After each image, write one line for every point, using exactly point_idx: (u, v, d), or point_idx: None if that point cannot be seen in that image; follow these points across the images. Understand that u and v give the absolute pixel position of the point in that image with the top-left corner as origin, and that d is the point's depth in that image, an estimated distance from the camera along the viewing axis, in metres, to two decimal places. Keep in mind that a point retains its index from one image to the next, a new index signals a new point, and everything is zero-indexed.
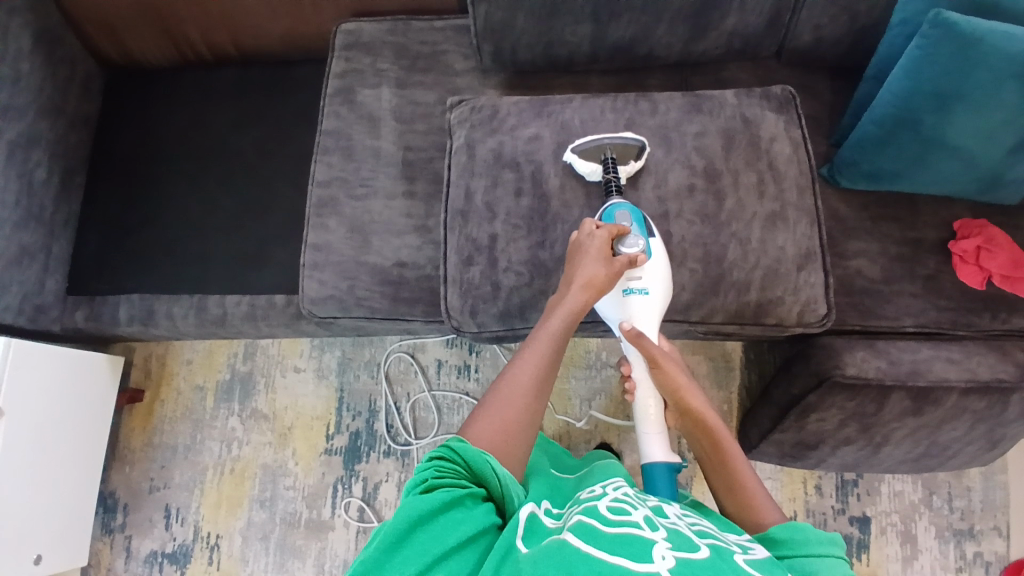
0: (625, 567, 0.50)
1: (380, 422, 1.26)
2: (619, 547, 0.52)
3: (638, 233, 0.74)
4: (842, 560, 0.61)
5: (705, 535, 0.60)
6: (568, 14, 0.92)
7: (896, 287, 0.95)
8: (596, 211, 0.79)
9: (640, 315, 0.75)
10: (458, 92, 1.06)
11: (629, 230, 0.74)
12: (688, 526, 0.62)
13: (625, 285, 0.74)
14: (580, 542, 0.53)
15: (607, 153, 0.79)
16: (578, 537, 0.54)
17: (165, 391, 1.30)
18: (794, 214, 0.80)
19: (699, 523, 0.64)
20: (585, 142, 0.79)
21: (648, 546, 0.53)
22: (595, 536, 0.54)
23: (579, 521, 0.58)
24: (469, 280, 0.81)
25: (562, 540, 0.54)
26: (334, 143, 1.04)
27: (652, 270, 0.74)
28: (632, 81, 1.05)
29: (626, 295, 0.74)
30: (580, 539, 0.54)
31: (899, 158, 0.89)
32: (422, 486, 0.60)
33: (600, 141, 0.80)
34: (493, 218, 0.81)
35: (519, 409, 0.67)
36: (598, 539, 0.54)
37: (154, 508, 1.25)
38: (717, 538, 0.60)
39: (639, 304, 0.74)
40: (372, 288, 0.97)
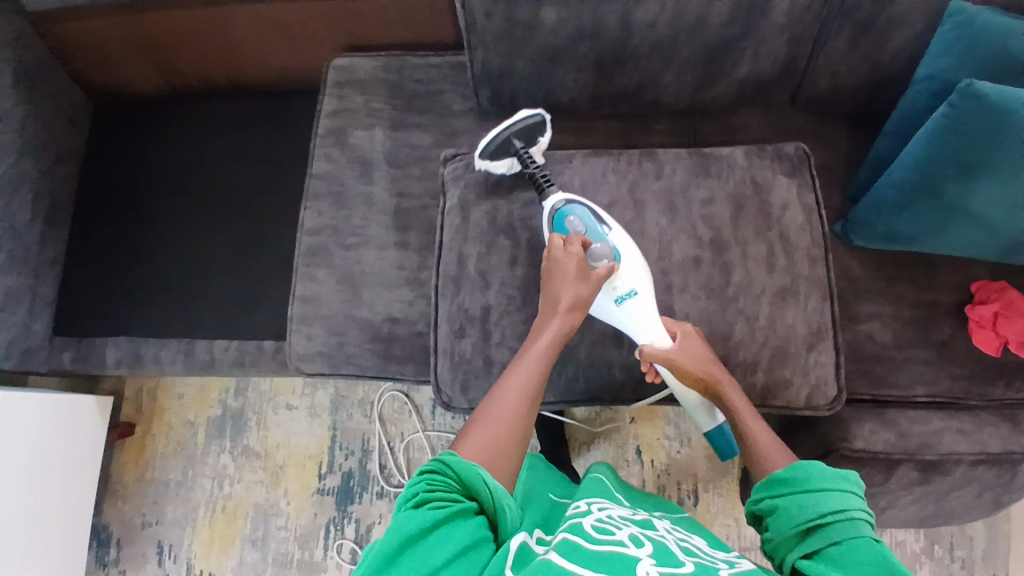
0: None
1: (374, 462, 1.24)
2: (603, 562, 0.52)
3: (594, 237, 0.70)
4: (854, 493, 0.59)
5: (691, 554, 0.60)
6: (570, 61, 0.87)
7: (909, 353, 0.91)
8: (545, 214, 0.75)
9: (640, 323, 0.71)
10: (455, 135, 1.01)
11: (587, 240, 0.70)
12: (675, 542, 0.63)
13: (616, 293, 0.70)
14: (563, 560, 0.52)
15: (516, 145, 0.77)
16: (564, 553, 0.53)
17: (157, 426, 1.28)
18: (807, 287, 0.75)
19: (690, 543, 0.64)
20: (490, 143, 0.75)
21: (632, 562, 0.53)
22: (580, 551, 0.53)
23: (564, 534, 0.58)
24: (461, 353, 0.78)
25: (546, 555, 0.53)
26: (325, 187, 1.00)
27: (631, 271, 0.70)
28: (637, 127, 1.00)
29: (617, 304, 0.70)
30: (565, 555, 0.53)
31: (919, 223, 0.84)
32: (412, 502, 0.55)
33: (503, 131, 0.75)
34: (487, 288, 0.77)
35: (507, 428, 0.63)
36: (584, 555, 0.53)
37: (147, 543, 1.23)
38: (702, 556, 0.60)
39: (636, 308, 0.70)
40: (362, 345, 0.93)
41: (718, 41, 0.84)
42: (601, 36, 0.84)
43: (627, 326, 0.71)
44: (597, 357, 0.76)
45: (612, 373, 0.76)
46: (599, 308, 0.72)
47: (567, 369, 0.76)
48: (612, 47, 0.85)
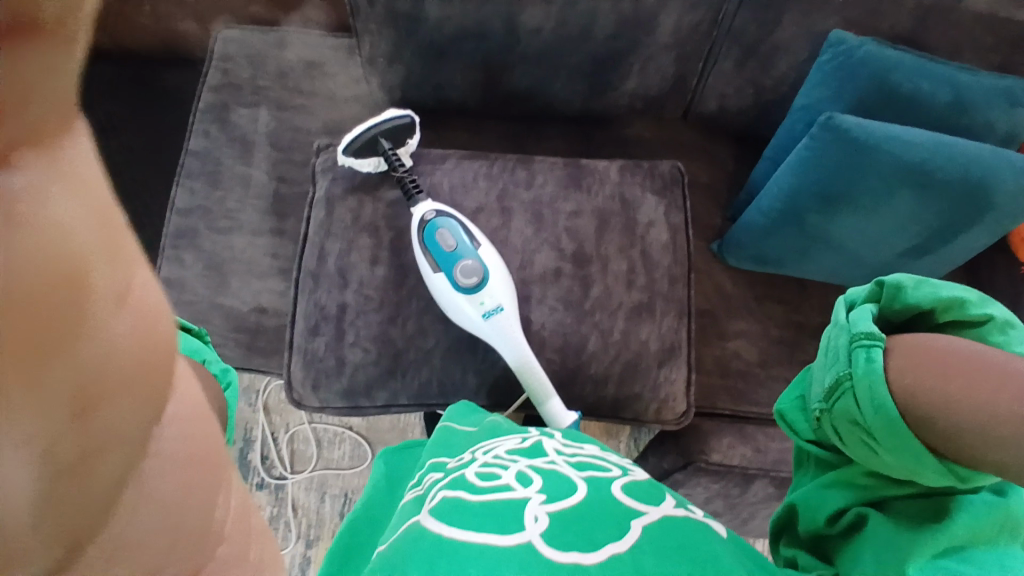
0: (489, 540, 0.37)
1: (255, 453, 1.20)
2: (484, 517, 0.40)
3: (463, 253, 0.67)
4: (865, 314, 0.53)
5: (586, 466, 0.49)
6: (456, 58, 0.86)
7: (772, 371, 0.94)
8: (416, 220, 0.70)
9: (508, 338, 0.68)
10: (344, 121, 0.97)
11: (456, 255, 0.67)
12: (566, 460, 0.50)
13: (484, 310, 0.66)
14: (436, 526, 0.39)
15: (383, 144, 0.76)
16: (441, 517, 0.40)
17: None
18: (663, 305, 0.76)
19: (579, 452, 0.54)
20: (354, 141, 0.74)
21: (517, 508, 0.41)
22: (458, 508, 0.41)
23: (440, 491, 0.45)
24: (314, 352, 0.74)
25: (416, 526, 0.41)
26: (199, 166, 0.94)
27: (498, 287, 0.67)
28: (531, 131, 0.99)
29: (486, 319, 0.67)
30: (443, 520, 0.40)
31: (785, 249, 0.87)
32: None
33: (369, 129, 0.74)
34: (344, 286, 0.75)
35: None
36: (467, 514, 0.40)
37: None
38: (598, 465, 0.50)
39: (500, 324, 0.67)
40: (225, 334, 0.89)
41: (606, 52, 0.84)
42: (487, 36, 0.82)
43: (497, 343, 0.67)
44: (452, 363, 0.74)
45: (467, 379, 0.75)
46: (466, 323, 0.68)
47: (421, 374, 0.74)
48: (499, 48, 0.84)
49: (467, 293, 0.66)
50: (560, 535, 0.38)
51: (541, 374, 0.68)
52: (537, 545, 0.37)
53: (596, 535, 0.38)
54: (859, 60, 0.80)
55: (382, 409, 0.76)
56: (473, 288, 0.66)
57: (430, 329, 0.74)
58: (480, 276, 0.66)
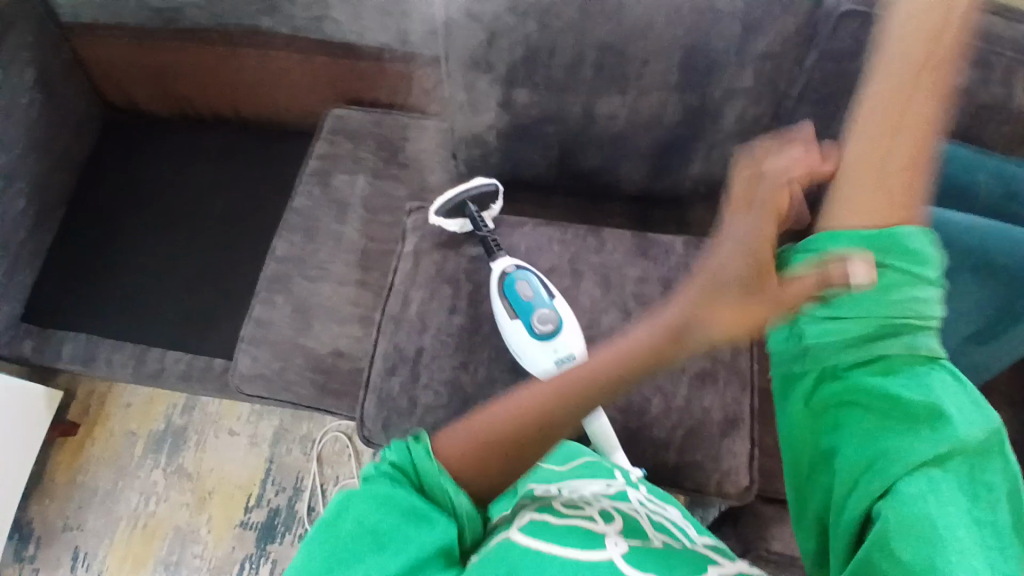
0: (574, 558, 0.44)
1: (303, 502, 1.22)
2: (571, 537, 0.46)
3: (538, 303, 0.72)
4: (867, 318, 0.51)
5: (665, 524, 0.54)
6: (539, 139, 0.96)
7: None
8: (495, 273, 0.76)
9: None
10: (429, 191, 1.08)
11: (532, 305, 0.72)
12: (647, 514, 0.55)
13: (556, 357, 0.70)
14: (527, 536, 0.46)
15: (470, 208, 0.83)
16: (530, 528, 0.47)
17: (98, 431, 1.30)
18: (725, 375, 0.78)
19: (660, 509, 0.58)
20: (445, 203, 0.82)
21: (600, 538, 0.47)
22: (546, 526, 0.48)
23: (528, 510, 0.51)
24: (389, 391, 0.79)
25: (508, 536, 0.47)
26: (300, 221, 1.05)
27: (570, 336, 0.71)
28: (599, 207, 1.07)
29: (558, 366, 0.70)
30: (533, 531, 0.47)
31: None
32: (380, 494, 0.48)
33: (460, 193, 0.83)
34: (423, 331, 0.81)
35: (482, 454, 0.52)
36: (554, 532, 0.47)
37: (61, 551, 1.21)
38: (675, 528, 0.54)
39: None
40: (302, 373, 0.96)
41: (673, 139, 0.93)
42: (568, 119, 0.92)
43: None
44: None
45: None
46: (539, 371, 0.71)
47: None
48: (577, 132, 0.94)
49: (542, 340, 0.71)
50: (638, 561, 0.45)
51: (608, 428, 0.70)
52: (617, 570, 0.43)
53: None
54: None
55: None
56: (547, 336, 0.70)
57: (499, 377, 0.78)
58: (555, 323, 0.71)
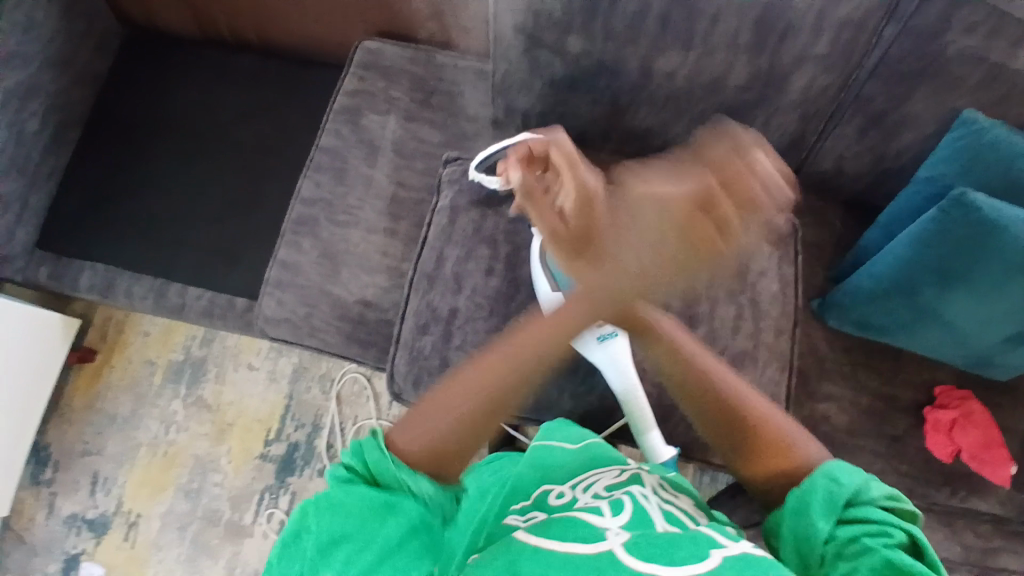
0: (572, 555, 0.46)
1: (321, 439, 1.25)
2: (568, 534, 0.49)
3: (583, 276, 0.70)
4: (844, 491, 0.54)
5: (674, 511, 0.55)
6: (587, 91, 0.90)
7: (858, 441, 0.92)
8: (539, 241, 0.74)
9: (617, 362, 0.71)
10: (465, 138, 1.03)
11: (576, 278, 0.70)
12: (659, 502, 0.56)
13: (597, 334, 0.69)
14: (529, 539, 0.49)
15: (513, 166, 0.79)
16: (531, 531, 0.51)
17: (116, 358, 1.32)
18: (766, 356, 0.77)
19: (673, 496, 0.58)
20: (488, 160, 0.78)
21: (598, 530, 0.49)
22: (548, 528, 0.50)
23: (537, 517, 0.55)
24: (421, 349, 0.78)
25: (514, 540, 0.50)
26: (329, 161, 1.01)
27: (613, 313, 0.70)
28: (641, 167, 1.03)
29: (598, 343, 0.70)
30: (533, 534, 0.50)
31: (893, 319, 0.87)
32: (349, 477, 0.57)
33: (504, 148, 0.78)
34: (458, 292, 0.79)
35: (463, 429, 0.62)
36: (551, 532, 0.50)
37: (82, 472, 1.25)
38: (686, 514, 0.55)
39: (612, 349, 0.70)
40: (330, 320, 0.94)
41: (731, 103, 0.88)
42: (620, 74, 0.86)
43: (605, 367, 0.71)
44: (550, 381, 0.76)
45: (562, 399, 0.77)
46: (578, 346, 0.71)
47: None
48: (629, 88, 0.88)
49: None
50: (638, 550, 0.46)
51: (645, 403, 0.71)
52: (619, 557, 0.46)
53: (675, 554, 0.46)
54: (988, 142, 0.79)
55: None
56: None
57: None
58: (599, 299, 0.69)
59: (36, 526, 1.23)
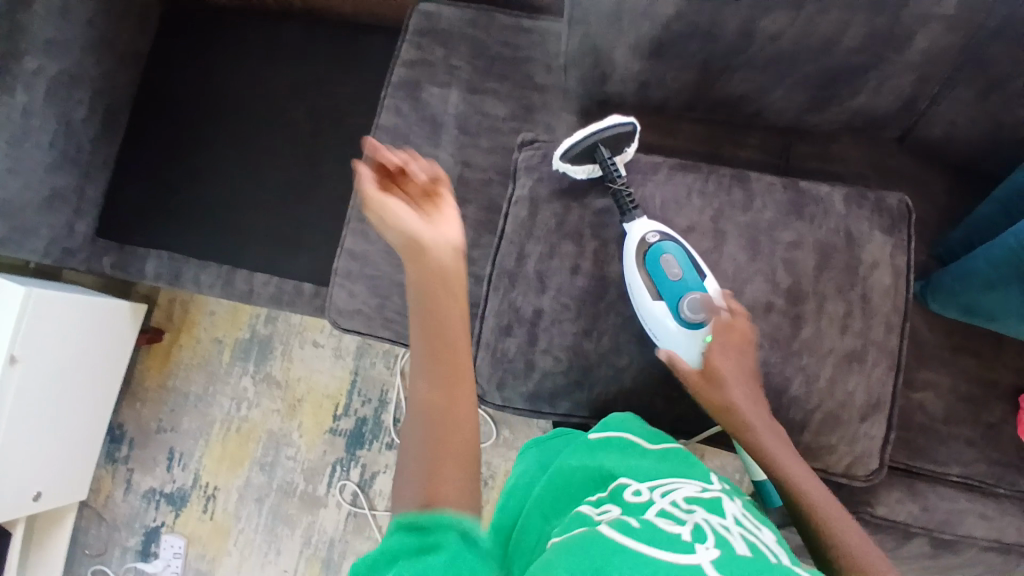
0: (661, 561, 0.45)
1: (388, 414, 1.26)
2: (657, 538, 0.47)
3: (689, 284, 0.66)
4: None
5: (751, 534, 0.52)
6: (674, 58, 0.81)
7: (957, 431, 0.87)
8: (635, 243, 0.70)
9: None
10: (533, 110, 0.95)
11: (682, 286, 0.66)
12: (741, 526, 0.53)
13: (706, 347, 0.66)
14: (618, 534, 0.48)
15: (603, 153, 0.72)
16: (614, 527, 0.49)
17: (185, 337, 1.34)
18: (875, 355, 0.72)
19: (755, 525, 0.54)
20: (574, 147, 0.71)
21: (688, 539, 0.48)
22: (633, 527, 0.49)
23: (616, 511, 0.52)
24: (504, 351, 0.75)
25: (595, 535, 0.48)
26: (390, 142, 0.95)
27: (722, 327, 0.67)
28: (726, 135, 0.94)
29: (706, 356, 0.67)
30: (615, 530, 0.49)
31: (1009, 305, 0.78)
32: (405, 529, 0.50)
33: (592, 134, 0.71)
34: (542, 291, 0.75)
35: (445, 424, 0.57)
36: (637, 531, 0.48)
37: (158, 448, 1.32)
38: (766, 544, 0.51)
39: (720, 363, 0.67)
40: (401, 311, 0.92)
41: (839, 67, 0.78)
42: (716, 38, 0.77)
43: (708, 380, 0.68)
44: (642, 384, 0.73)
45: (655, 402, 0.73)
46: (682, 354, 0.68)
47: (609, 389, 0.73)
48: (724, 53, 0.79)
49: (689, 322, 0.66)
50: (729, 568, 0.45)
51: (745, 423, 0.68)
52: (708, 572, 0.44)
53: None
54: None
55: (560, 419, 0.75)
56: (697, 320, 0.66)
57: (625, 347, 0.73)
58: (708, 314, 0.66)
59: (116, 502, 1.31)
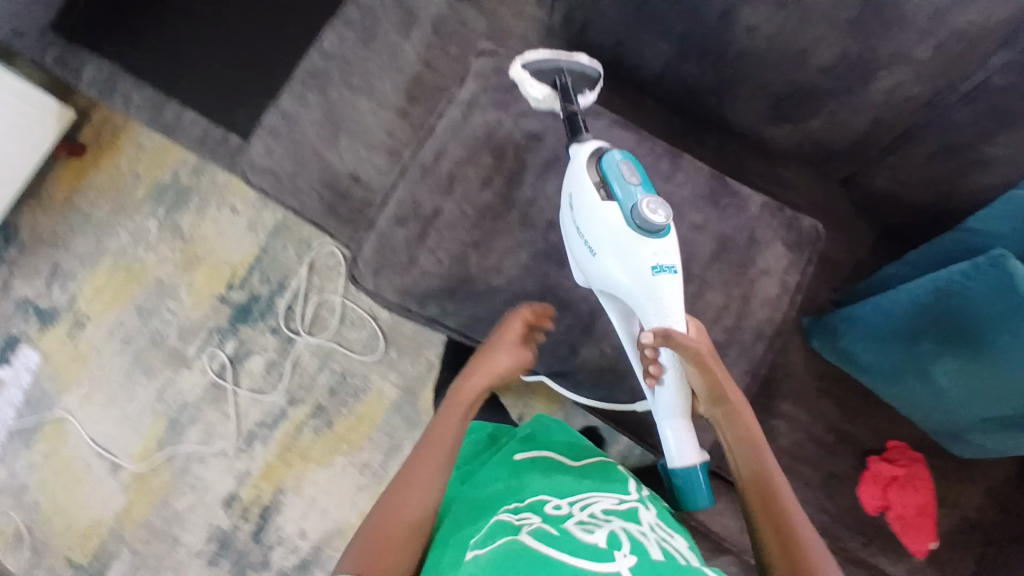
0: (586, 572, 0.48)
1: (282, 300, 1.23)
2: (586, 550, 0.51)
3: (643, 190, 0.60)
4: None
5: (667, 547, 0.56)
6: (654, 22, 0.81)
7: (794, 465, 0.90)
8: (591, 144, 0.64)
9: (666, 304, 0.62)
10: (512, 36, 0.94)
11: (635, 191, 0.60)
12: (655, 538, 0.58)
13: (654, 263, 0.61)
14: (542, 545, 0.51)
15: (564, 79, 0.68)
16: (538, 538, 0.53)
17: (105, 161, 1.28)
18: (733, 353, 0.74)
19: (669, 536, 0.60)
20: (540, 58, 0.67)
21: (606, 551, 0.52)
22: (559, 539, 0.53)
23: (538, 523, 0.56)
24: (391, 240, 0.73)
25: (517, 542, 0.52)
26: (360, 17, 0.92)
27: (673, 244, 0.61)
28: (683, 125, 0.94)
29: (653, 275, 0.61)
30: (539, 540, 0.52)
31: (881, 358, 0.84)
32: None
33: (560, 61, 0.69)
34: (448, 194, 0.73)
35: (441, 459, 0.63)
36: (559, 540, 0.52)
37: (44, 261, 1.26)
38: (681, 555, 0.56)
39: (667, 285, 0.61)
40: (314, 184, 0.89)
41: (800, 84, 0.79)
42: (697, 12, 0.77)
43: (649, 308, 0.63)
44: (511, 313, 0.73)
45: (517, 334, 0.73)
46: (627, 274, 0.62)
47: (479, 307, 0.73)
48: (700, 32, 0.79)
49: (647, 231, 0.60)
50: None
51: (680, 390, 0.68)
52: None
53: None
54: None
55: (426, 321, 0.75)
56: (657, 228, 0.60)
57: (507, 270, 0.72)
58: (663, 221, 0.59)
59: None
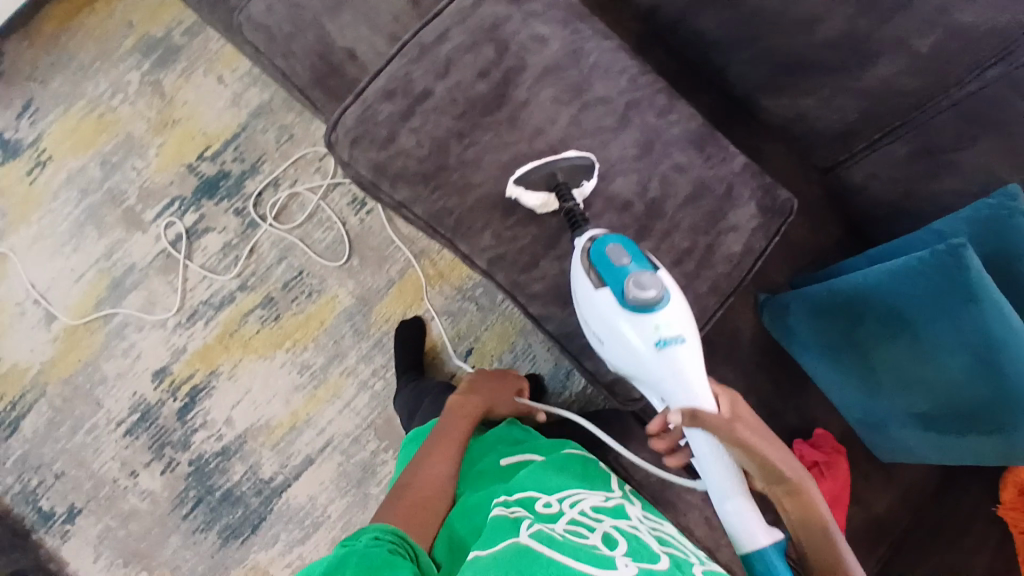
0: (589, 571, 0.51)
1: (253, 183, 1.19)
2: (585, 553, 0.53)
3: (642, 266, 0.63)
4: None
5: (662, 541, 0.62)
6: None
7: None
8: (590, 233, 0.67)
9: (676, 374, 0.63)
10: None
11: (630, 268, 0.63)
12: (647, 530, 0.63)
13: (660, 337, 0.62)
14: (544, 547, 0.53)
15: (557, 178, 0.70)
16: (538, 539, 0.54)
17: (102, 5, 1.21)
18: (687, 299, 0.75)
19: (656, 526, 0.66)
20: (525, 170, 0.69)
21: (608, 555, 0.54)
22: (557, 541, 0.55)
23: (536, 523, 0.58)
24: (375, 113, 0.71)
25: (519, 543, 0.54)
26: None
27: (677, 312, 0.63)
28: (688, 80, 0.94)
29: (659, 348, 0.63)
30: (540, 541, 0.54)
31: (823, 337, 0.84)
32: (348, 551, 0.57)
33: (545, 162, 0.70)
34: (441, 76, 0.71)
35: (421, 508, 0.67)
36: (560, 543, 0.54)
37: (17, 92, 1.20)
38: (675, 547, 0.62)
39: (680, 354, 0.63)
40: (307, 52, 0.86)
41: (808, 53, 0.79)
42: None
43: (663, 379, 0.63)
44: (479, 212, 0.72)
45: (483, 235, 0.73)
46: (632, 352, 0.64)
47: (450, 199, 0.71)
48: None
49: (640, 308, 0.63)
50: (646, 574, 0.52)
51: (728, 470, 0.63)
52: None
53: None
54: (1013, 226, 0.73)
55: (394, 206, 0.73)
56: (650, 304, 0.62)
57: (485, 167, 0.71)
58: (659, 290, 0.62)
59: None
